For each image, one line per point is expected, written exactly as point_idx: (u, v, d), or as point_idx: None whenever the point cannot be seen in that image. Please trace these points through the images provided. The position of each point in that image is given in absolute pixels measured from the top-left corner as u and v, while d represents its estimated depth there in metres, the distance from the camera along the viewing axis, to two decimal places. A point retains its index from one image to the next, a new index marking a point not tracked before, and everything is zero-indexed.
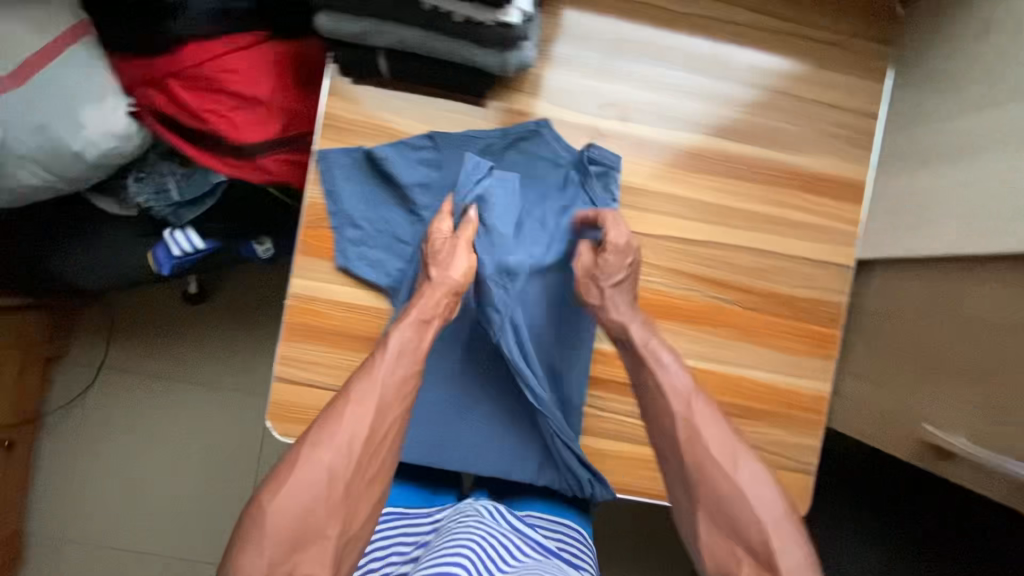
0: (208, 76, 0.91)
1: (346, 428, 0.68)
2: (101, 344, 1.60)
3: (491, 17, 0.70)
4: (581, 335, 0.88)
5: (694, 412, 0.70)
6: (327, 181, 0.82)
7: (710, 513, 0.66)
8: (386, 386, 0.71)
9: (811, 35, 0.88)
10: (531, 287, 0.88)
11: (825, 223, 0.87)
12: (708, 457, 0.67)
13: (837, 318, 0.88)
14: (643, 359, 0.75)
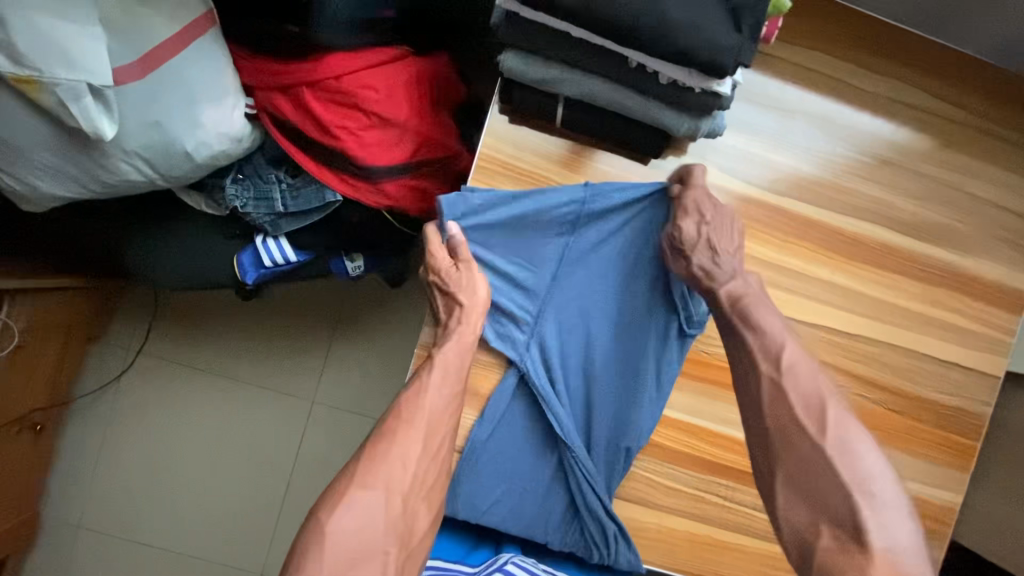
0: (345, 88, 0.83)
1: (399, 449, 0.67)
2: (143, 328, 1.51)
3: (702, 84, 0.64)
4: (611, 376, 0.80)
5: (780, 378, 0.66)
6: (454, 219, 0.74)
7: (793, 474, 0.62)
8: (434, 410, 0.70)
9: (993, 131, 0.84)
10: (569, 316, 0.80)
11: (982, 330, 0.83)
12: (791, 420, 0.64)
13: (978, 429, 0.84)
14: (734, 323, 0.72)
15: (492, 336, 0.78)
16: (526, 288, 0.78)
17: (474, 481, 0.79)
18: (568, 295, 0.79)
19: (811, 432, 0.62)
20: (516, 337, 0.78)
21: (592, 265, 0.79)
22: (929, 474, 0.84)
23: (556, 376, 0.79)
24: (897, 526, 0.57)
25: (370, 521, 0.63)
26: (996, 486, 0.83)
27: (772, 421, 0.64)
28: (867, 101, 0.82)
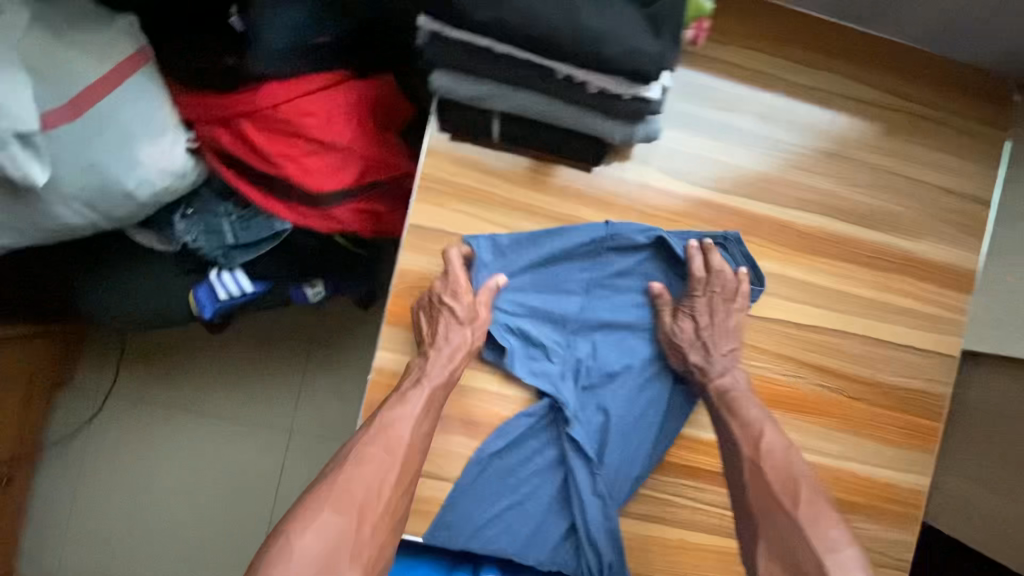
0: (284, 117, 0.83)
1: (372, 465, 0.66)
2: (112, 369, 1.49)
3: (630, 91, 0.65)
4: (642, 404, 0.80)
5: (760, 460, 0.70)
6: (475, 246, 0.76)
7: (773, 542, 0.64)
8: (411, 424, 0.69)
9: (928, 115, 0.85)
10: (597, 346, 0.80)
11: (933, 311, 0.84)
12: (766, 500, 0.67)
13: (939, 410, 0.85)
14: (721, 413, 0.75)
15: (526, 372, 0.77)
16: (547, 318, 0.79)
17: (441, 505, 0.78)
18: (588, 325, 0.80)
19: (785, 509, 0.65)
20: (546, 364, 0.78)
21: (619, 299, 0.81)
22: (893, 458, 0.84)
23: (581, 401, 0.79)
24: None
25: (334, 544, 0.60)
26: (961, 465, 0.83)
27: (752, 499, 0.68)
28: (805, 94, 0.83)
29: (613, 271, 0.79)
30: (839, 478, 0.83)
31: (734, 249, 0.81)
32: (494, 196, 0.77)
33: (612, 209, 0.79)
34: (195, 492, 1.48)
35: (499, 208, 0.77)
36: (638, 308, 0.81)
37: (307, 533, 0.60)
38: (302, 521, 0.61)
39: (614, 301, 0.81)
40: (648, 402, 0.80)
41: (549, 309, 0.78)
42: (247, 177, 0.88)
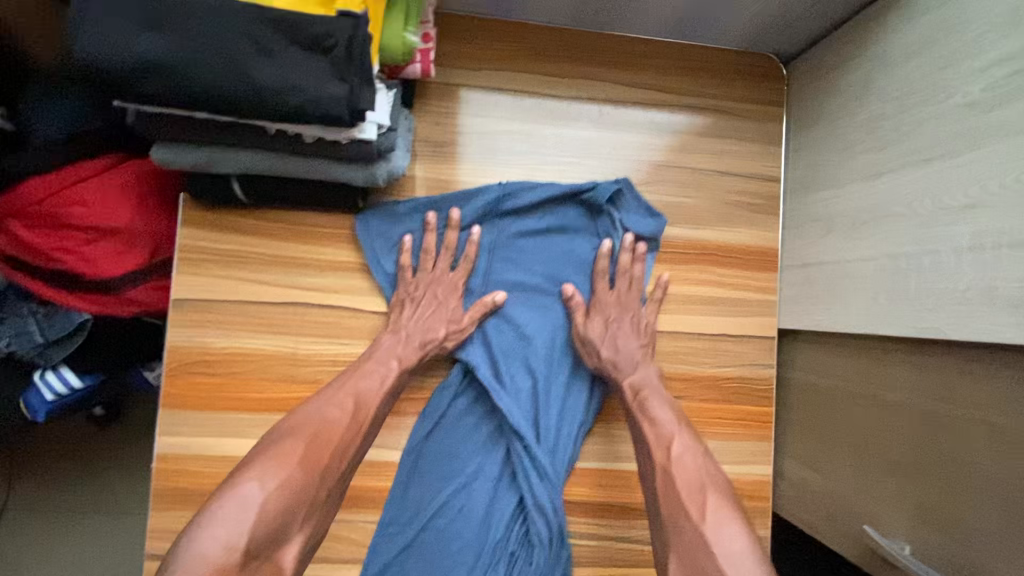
0: (51, 209, 0.80)
1: (333, 414, 0.66)
2: None
3: (343, 136, 0.64)
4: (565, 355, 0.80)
5: (673, 462, 0.68)
6: (375, 230, 0.76)
7: (682, 555, 0.60)
8: (380, 383, 0.71)
9: (702, 104, 0.85)
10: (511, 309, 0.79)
11: (741, 295, 0.83)
12: (680, 503, 0.64)
13: (766, 394, 0.82)
14: (631, 412, 0.74)
15: None
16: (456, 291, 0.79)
17: None
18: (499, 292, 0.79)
19: (707, 511, 0.62)
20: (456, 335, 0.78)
21: (533, 261, 0.80)
22: (728, 451, 0.82)
23: (503, 366, 0.78)
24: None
25: (291, 498, 0.57)
26: (795, 448, 0.80)
27: (664, 503, 0.65)
28: (569, 105, 0.83)
29: (513, 233, 0.80)
30: None
31: (630, 191, 0.81)
32: (258, 255, 0.75)
33: (387, 249, 0.77)
34: None
35: (267, 267, 0.75)
36: (552, 269, 0.81)
37: (261, 481, 0.56)
38: (258, 469, 0.57)
39: (523, 264, 0.80)
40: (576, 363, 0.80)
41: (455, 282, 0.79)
42: (40, 275, 0.85)
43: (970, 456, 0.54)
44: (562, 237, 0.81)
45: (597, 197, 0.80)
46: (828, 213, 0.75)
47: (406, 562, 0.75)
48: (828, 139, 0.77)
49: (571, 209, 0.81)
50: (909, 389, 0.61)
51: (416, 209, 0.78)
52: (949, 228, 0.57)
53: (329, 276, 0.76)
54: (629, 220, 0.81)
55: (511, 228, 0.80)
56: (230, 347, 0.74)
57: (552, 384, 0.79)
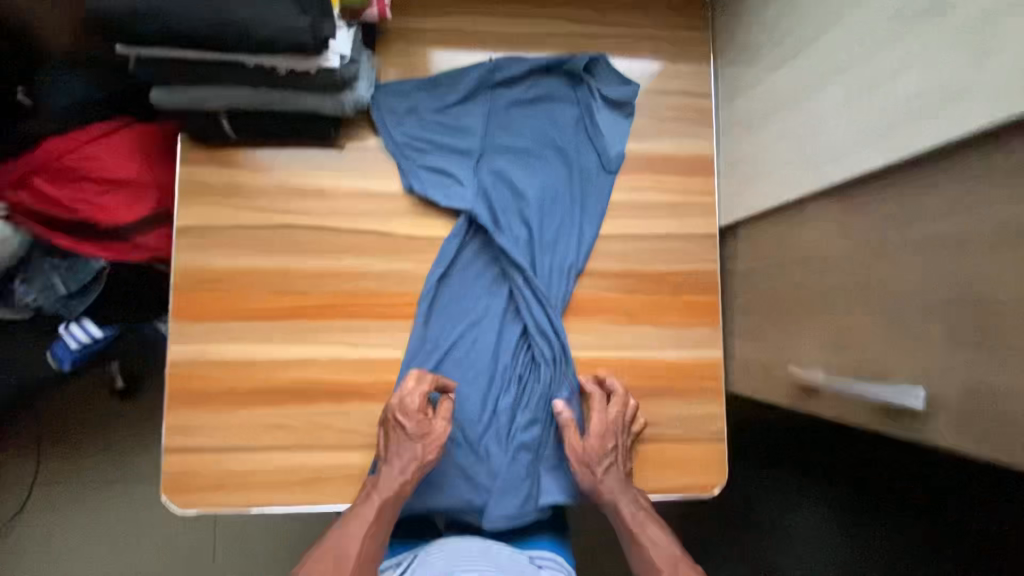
0: (70, 166, 0.92)
1: (315, 572, 0.72)
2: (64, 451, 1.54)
3: (313, 64, 0.75)
4: (560, 205, 0.90)
5: (668, 568, 0.76)
6: (385, 104, 0.88)
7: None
8: (358, 517, 0.76)
9: (637, 33, 0.95)
10: (506, 165, 0.89)
11: (683, 199, 0.92)
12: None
13: (711, 285, 0.91)
14: (632, 538, 0.80)
15: (441, 196, 0.86)
16: (457, 154, 0.89)
17: (259, 478, 0.82)
18: (496, 154, 0.90)
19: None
20: (459, 189, 0.87)
21: (523, 124, 0.91)
22: (681, 338, 0.90)
23: (501, 215, 0.88)
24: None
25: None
26: (740, 327, 0.89)
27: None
28: (515, 44, 0.93)
29: (505, 103, 0.91)
30: (633, 367, 0.89)
31: (606, 63, 0.91)
32: (248, 185, 0.85)
33: (359, 174, 0.87)
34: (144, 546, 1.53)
35: (256, 195, 0.85)
36: (542, 132, 0.91)
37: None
38: None
39: (514, 129, 0.91)
40: (565, 214, 0.90)
41: (454, 145, 0.89)
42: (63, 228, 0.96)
43: (855, 281, 0.62)
44: (547, 105, 0.92)
45: (575, 65, 0.90)
46: (750, 112, 0.84)
47: (430, 388, 0.86)
48: (745, 49, 0.86)
49: (555, 79, 0.92)
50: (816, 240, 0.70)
51: (419, 86, 0.89)
52: (830, 92, 0.66)
53: (310, 199, 0.86)
54: (608, 87, 0.91)
55: (502, 97, 0.91)
56: (227, 266, 0.84)
57: (546, 229, 0.89)
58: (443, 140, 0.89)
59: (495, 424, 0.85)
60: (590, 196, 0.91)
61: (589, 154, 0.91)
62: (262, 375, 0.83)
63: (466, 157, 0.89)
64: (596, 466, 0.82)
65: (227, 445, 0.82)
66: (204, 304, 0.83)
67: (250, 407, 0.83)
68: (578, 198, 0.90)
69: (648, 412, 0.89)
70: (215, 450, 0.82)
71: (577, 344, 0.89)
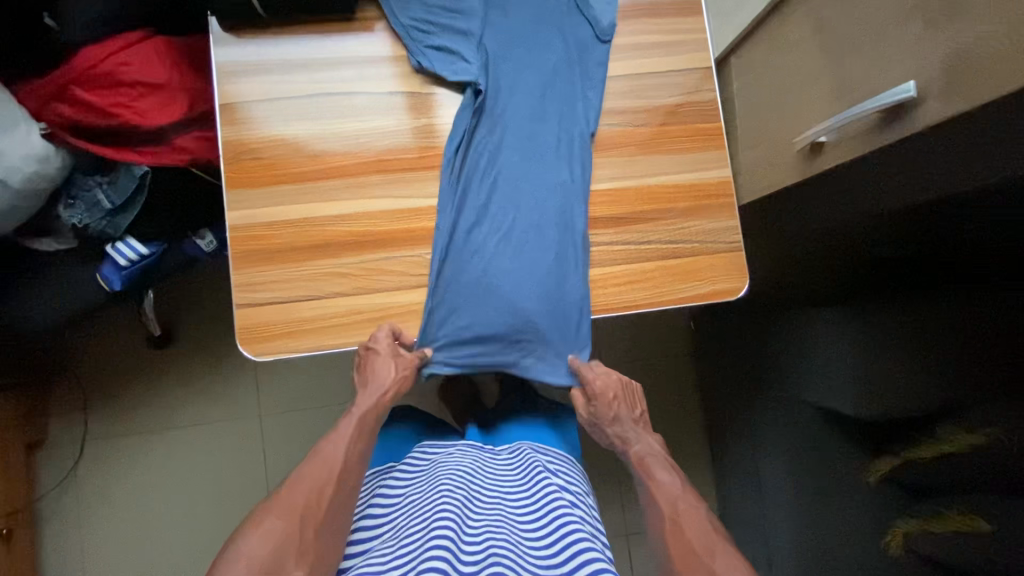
0: (106, 72, 0.97)
1: (307, 476, 0.75)
2: (106, 406, 1.59)
3: None
4: (566, 75, 0.96)
5: (665, 499, 0.80)
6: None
7: (683, 551, 0.71)
8: (341, 441, 0.80)
9: None
10: (504, 44, 0.95)
11: (680, 36, 1.00)
12: (682, 520, 0.75)
13: (713, 112, 0.99)
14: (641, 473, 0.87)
15: (451, 73, 0.92)
16: (460, 36, 0.94)
17: (327, 322, 0.89)
18: (497, 35, 0.95)
19: (692, 524, 0.75)
20: (466, 66, 0.93)
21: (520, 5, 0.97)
22: (693, 162, 0.98)
23: (503, 93, 0.94)
24: (734, 559, 0.69)
25: (275, 548, 0.67)
26: (747, 141, 0.98)
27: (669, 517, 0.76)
28: None
29: None
30: (654, 192, 0.97)
31: None
32: (280, 61, 0.92)
33: (383, 42, 0.94)
34: (197, 486, 1.58)
35: (288, 70, 0.92)
36: (539, 11, 0.97)
37: (253, 539, 0.68)
38: (257, 522, 0.69)
39: (512, 11, 0.96)
40: (571, 83, 0.96)
41: (455, 27, 0.94)
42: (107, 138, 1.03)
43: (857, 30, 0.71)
44: None
45: None
46: None
47: (461, 258, 0.91)
48: None
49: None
50: (815, 17, 0.78)
51: None
52: None
53: (340, 68, 0.93)
54: None
55: None
56: (270, 137, 0.91)
57: (553, 101, 0.95)
58: (448, 23, 0.94)
59: (536, 276, 0.91)
60: (591, 63, 0.96)
61: (586, 24, 0.97)
62: (317, 231, 0.90)
63: (469, 37, 0.94)
64: (603, 419, 0.95)
65: (293, 297, 0.88)
66: (254, 174, 0.90)
67: (309, 260, 0.89)
68: (579, 65, 0.96)
69: (671, 232, 0.96)
70: (282, 303, 0.88)
71: (601, 177, 0.96)
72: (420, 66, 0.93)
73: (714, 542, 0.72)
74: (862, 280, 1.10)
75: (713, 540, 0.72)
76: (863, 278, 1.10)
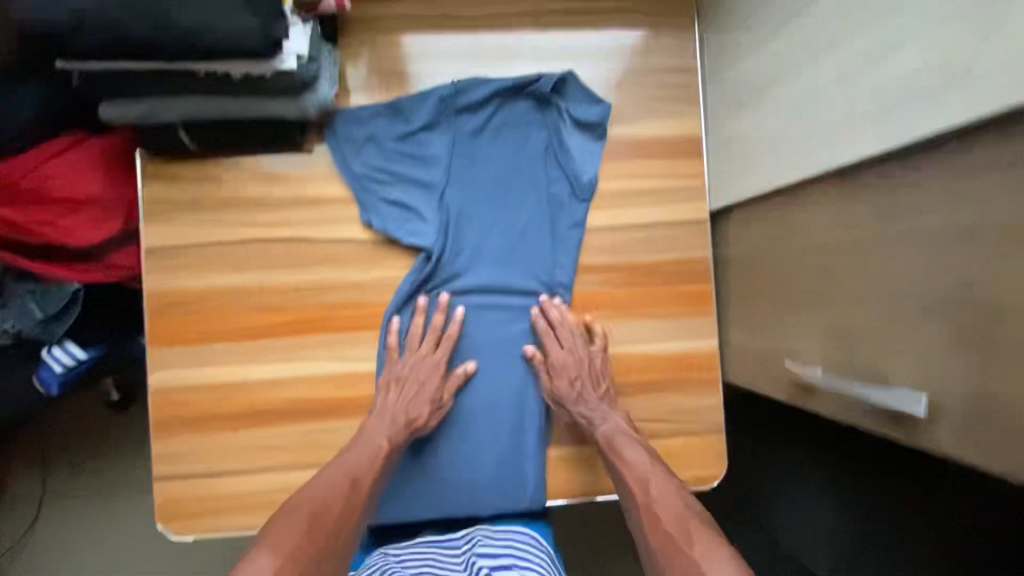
0: (26, 188, 0.86)
1: (298, 520, 0.62)
2: (63, 469, 1.53)
3: (267, 68, 0.69)
4: (535, 237, 0.86)
5: (646, 513, 0.68)
6: (340, 131, 0.83)
7: (681, 574, 0.58)
8: (361, 465, 0.72)
9: (615, 5, 0.88)
10: (467, 198, 0.86)
11: (672, 184, 0.88)
12: (671, 539, 0.63)
13: (704, 272, 0.88)
14: (609, 461, 0.77)
15: (403, 233, 0.82)
16: (418, 187, 0.85)
17: (255, 499, 0.81)
18: (461, 190, 0.86)
19: (680, 541, 0.62)
20: (421, 224, 0.83)
21: (489, 152, 0.87)
22: (677, 330, 0.87)
23: (462, 253, 0.85)
24: (731, 564, 0.57)
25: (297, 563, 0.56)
26: (736, 319, 0.84)
27: (652, 540, 0.64)
28: (484, 27, 0.86)
29: (470, 132, 0.86)
30: (629, 363, 0.87)
31: (578, 80, 0.86)
32: (216, 199, 0.81)
33: (329, 180, 0.83)
34: (155, 557, 1.53)
35: (223, 209, 0.81)
36: (512, 161, 0.87)
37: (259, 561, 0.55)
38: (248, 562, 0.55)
39: (480, 161, 0.86)
40: (539, 246, 0.86)
41: (413, 176, 0.84)
42: (29, 252, 0.91)
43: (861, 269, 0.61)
44: (515, 136, 0.87)
45: (543, 85, 0.85)
46: (739, 86, 0.79)
47: None
48: (731, 20, 0.80)
49: (520, 102, 0.87)
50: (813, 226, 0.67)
51: (380, 113, 0.84)
52: (823, 66, 0.60)
53: (283, 210, 0.82)
54: (579, 109, 0.86)
55: (467, 127, 0.86)
56: (200, 288, 0.81)
57: (518, 265, 0.86)
58: (407, 172, 0.84)
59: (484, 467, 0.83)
60: (563, 222, 0.87)
61: (562, 181, 0.87)
62: (249, 396, 0.81)
63: (429, 190, 0.85)
64: (566, 399, 0.82)
65: (220, 470, 0.80)
66: (182, 329, 0.81)
67: (238, 429, 0.81)
68: (550, 227, 0.86)
69: (644, 409, 0.87)
70: (207, 475, 0.81)
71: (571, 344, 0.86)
72: (370, 222, 0.83)
73: (704, 548, 0.60)
74: (868, 467, 0.96)
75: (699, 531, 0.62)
76: (876, 463, 0.96)
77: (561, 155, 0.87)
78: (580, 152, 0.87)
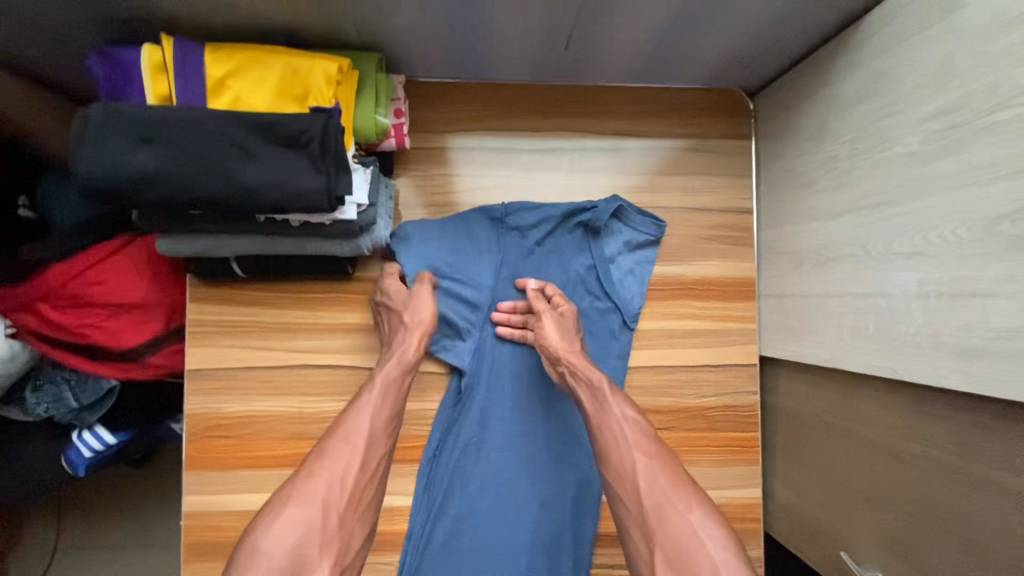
0: (78, 291, 0.83)
1: (326, 469, 0.62)
2: None
3: (328, 218, 0.70)
4: None
5: (636, 467, 0.63)
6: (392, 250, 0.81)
7: (666, 552, 0.57)
8: (372, 428, 0.67)
9: (671, 142, 0.88)
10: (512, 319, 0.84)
11: (721, 325, 0.86)
12: (665, 496, 0.60)
13: (750, 419, 0.86)
14: (585, 399, 0.72)
15: (444, 353, 0.82)
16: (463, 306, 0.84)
17: None
18: (505, 315, 0.84)
19: (671, 500, 0.60)
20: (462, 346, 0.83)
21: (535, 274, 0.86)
22: (720, 478, 0.85)
23: (503, 375, 0.84)
24: (712, 528, 0.58)
25: (303, 539, 0.57)
26: (786, 476, 0.81)
27: (645, 502, 0.60)
28: (534, 157, 0.88)
29: (519, 256, 0.86)
30: None
31: (633, 206, 0.86)
32: (262, 323, 0.81)
33: None
34: None
35: (269, 334, 0.81)
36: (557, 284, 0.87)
37: (275, 529, 0.57)
38: (270, 520, 0.58)
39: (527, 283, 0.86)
40: None
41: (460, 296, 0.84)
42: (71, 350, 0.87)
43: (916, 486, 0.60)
44: (561, 260, 0.87)
45: (598, 214, 0.84)
46: (795, 247, 0.78)
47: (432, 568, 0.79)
48: (791, 175, 0.79)
49: (569, 232, 0.87)
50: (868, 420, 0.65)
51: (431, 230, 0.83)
52: (900, 273, 0.58)
53: (328, 338, 0.82)
54: (634, 233, 0.86)
55: (517, 251, 0.86)
56: (241, 412, 0.80)
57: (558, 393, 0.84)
58: (452, 293, 0.84)
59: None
60: (607, 355, 0.85)
61: (609, 307, 0.86)
62: None
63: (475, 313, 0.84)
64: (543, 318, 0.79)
65: None
66: (219, 453, 0.80)
67: None
68: (594, 354, 0.85)
69: None
70: None
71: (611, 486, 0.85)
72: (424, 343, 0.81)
73: (695, 514, 0.59)
74: None
75: (683, 493, 0.60)
76: None
77: (608, 282, 0.86)
78: (631, 277, 0.86)
